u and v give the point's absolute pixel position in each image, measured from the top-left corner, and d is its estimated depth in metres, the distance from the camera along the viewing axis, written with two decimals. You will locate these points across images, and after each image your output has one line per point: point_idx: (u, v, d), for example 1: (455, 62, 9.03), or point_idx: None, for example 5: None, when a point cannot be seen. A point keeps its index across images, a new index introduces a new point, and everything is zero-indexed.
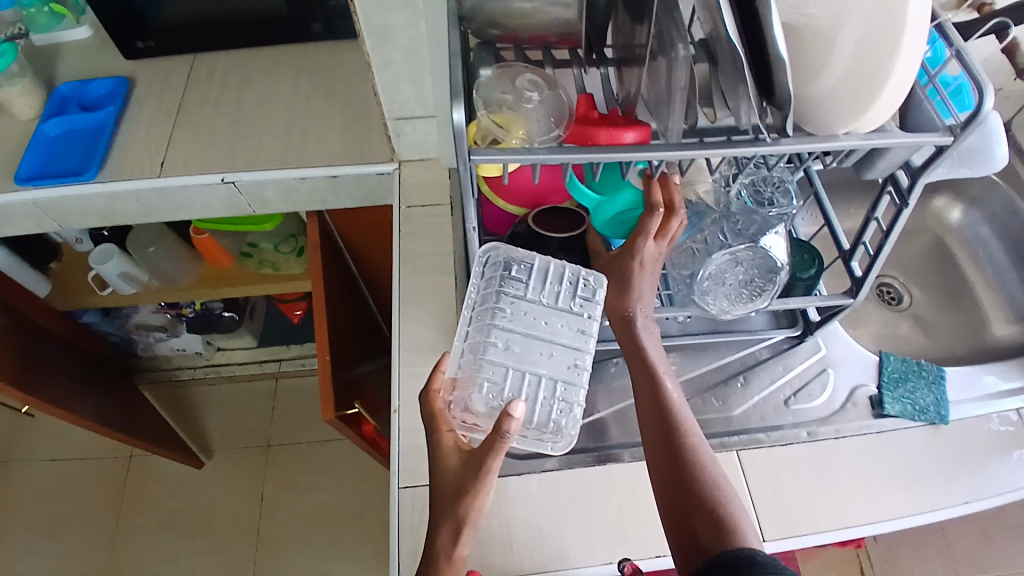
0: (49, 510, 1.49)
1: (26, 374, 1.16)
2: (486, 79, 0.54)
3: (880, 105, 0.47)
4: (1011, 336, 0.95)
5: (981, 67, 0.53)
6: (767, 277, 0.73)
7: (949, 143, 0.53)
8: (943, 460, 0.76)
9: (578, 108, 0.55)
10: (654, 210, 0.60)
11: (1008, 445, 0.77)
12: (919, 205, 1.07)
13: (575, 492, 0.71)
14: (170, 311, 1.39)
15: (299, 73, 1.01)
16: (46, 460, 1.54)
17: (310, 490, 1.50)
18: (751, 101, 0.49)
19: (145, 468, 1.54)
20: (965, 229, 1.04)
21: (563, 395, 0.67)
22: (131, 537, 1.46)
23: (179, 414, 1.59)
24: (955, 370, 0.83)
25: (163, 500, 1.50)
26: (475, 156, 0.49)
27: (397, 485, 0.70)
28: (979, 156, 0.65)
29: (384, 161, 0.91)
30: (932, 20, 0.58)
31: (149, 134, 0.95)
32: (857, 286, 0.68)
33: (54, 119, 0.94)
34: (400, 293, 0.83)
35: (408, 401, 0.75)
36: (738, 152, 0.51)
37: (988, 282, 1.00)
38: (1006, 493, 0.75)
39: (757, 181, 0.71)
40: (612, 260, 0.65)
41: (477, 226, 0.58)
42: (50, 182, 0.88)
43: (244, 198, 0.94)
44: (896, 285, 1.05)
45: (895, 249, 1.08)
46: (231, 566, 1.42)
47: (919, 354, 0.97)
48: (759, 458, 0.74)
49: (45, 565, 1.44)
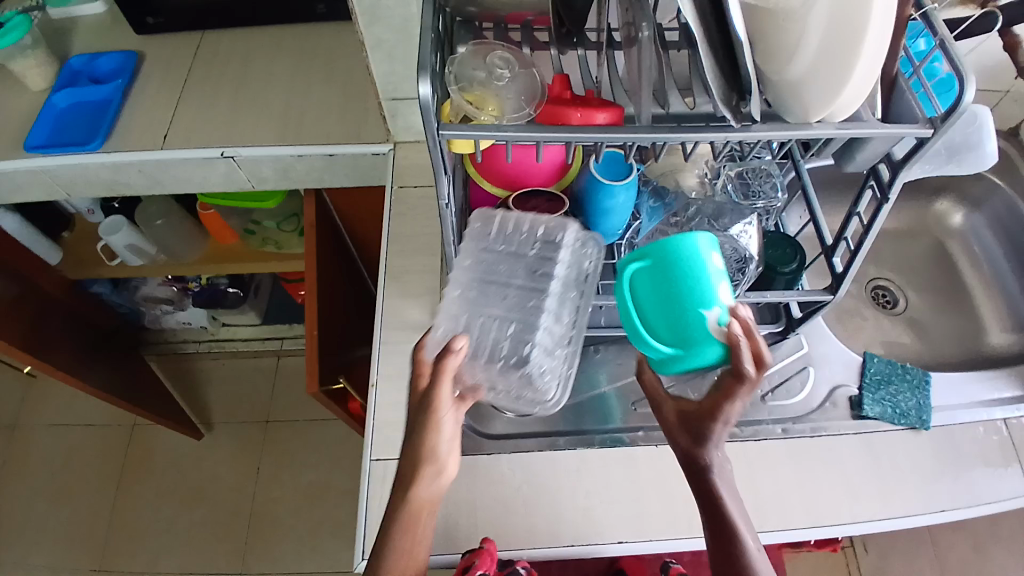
0: (56, 472, 1.54)
1: (34, 339, 1.19)
2: (459, 56, 0.54)
3: (850, 93, 0.46)
4: (1008, 345, 0.93)
5: (965, 60, 0.52)
6: (738, 266, 0.71)
7: (929, 136, 0.52)
8: (923, 465, 0.74)
9: (552, 89, 0.55)
10: (746, 380, 0.50)
11: (993, 454, 0.76)
12: (920, 208, 1.06)
13: (544, 475, 0.71)
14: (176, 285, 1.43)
15: (303, 53, 1.02)
16: (55, 425, 1.59)
17: (305, 468, 1.52)
18: (720, 85, 0.48)
19: (148, 437, 1.58)
20: (967, 234, 1.03)
21: (520, 334, 0.68)
22: (130, 503, 1.50)
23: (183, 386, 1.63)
24: (944, 376, 0.83)
25: (163, 470, 1.53)
26: (443, 131, 0.48)
27: (369, 457, 0.71)
28: (969, 151, 0.65)
29: (381, 142, 0.92)
30: (919, 10, 0.57)
31: (153, 108, 0.97)
32: (837, 282, 0.68)
33: (64, 90, 0.97)
34: (386, 272, 0.84)
35: (386, 377, 0.76)
36: (708, 137, 0.51)
37: (988, 288, 0.98)
38: (986, 503, 0.73)
39: (745, 174, 0.76)
40: (688, 417, 0.56)
41: (450, 203, 0.58)
42: (57, 151, 0.91)
43: (243, 174, 0.96)
44: (892, 288, 1.03)
45: (895, 251, 1.06)
46: (225, 538, 1.45)
47: (912, 358, 0.95)
48: (732, 451, 0.73)
49: (49, 525, 1.49)
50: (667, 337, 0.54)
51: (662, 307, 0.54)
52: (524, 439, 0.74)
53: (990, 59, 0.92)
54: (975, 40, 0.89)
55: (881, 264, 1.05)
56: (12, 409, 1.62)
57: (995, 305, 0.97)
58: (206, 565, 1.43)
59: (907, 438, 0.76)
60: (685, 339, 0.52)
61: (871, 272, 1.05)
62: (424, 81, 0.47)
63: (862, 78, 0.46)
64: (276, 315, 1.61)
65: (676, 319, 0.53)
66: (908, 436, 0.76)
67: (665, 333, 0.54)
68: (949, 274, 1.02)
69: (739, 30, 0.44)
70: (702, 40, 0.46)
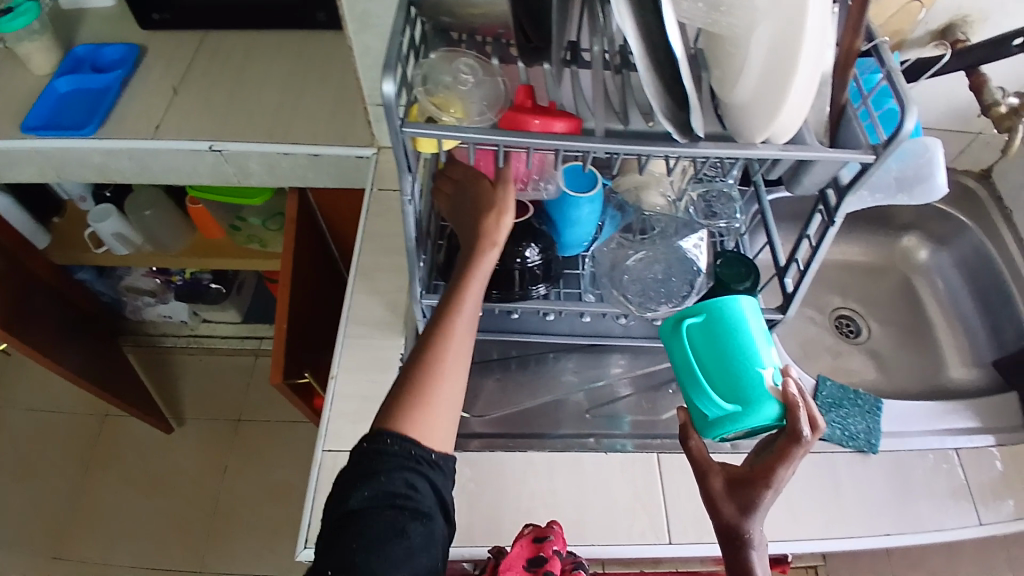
0: (24, 455, 1.54)
1: (16, 318, 1.21)
2: (429, 62, 0.57)
3: (783, 116, 0.50)
4: (968, 380, 0.96)
5: (908, 86, 0.55)
6: (684, 280, 0.77)
7: (872, 161, 0.55)
8: (871, 488, 0.76)
9: (517, 98, 0.57)
10: (801, 437, 0.52)
11: (941, 483, 0.77)
12: (888, 244, 1.10)
13: (494, 473, 0.73)
14: (161, 276, 1.45)
15: (300, 56, 1.06)
16: (28, 408, 1.60)
17: (275, 467, 1.52)
18: (665, 103, 0.51)
19: (119, 427, 1.58)
20: (932, 271, 1.06)
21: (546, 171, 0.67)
22: (96, 492, 1.49)
23: (157, 379, 1.64)
24: (900, 405, 0.84)
25: (132, 460, 1.53)
26: (406, 129, 0.51)
27: (321, 446, 0.73)
28: (920, 182, 0.68)
29: (365, 146, 0.95)
30: (869, 41, 0.61)
31: (150, 98, 1.00)
32: (787, 301, 0.70)
33: (66, 77, 1.00)
34: (359, 268, 0.86)
35: (346, 369, 0.78)
36: (658, 151, 0.54)
37: (950, 325, 1.01)
38: (933, 532, 0.74)
39: (708, 197, 0.78)
40: (733, 481, 0.56)
41: (413, 200, 0.60)
42: (52, 133, 0.94)
43: (230, 168, 0.98)
44: (856, 320, 1.06)
45: (860, 284, 1.09)
46: (187, 532, 1.45)
47: (871, 388, 0.97)
48: (678, 462, 0.75)
49: (12, 508, 1.48)
50: (726, 392, 0.56)
51: (717, 360, 0.57)
52: (478, 438, 0.76)
53: (957, 103, 0.96)
54: (943, 84, 0.92)
55: (847, 296, 1.07)
56: None
57: (955, 342, 1.00)
58: (166, 559, 1.42)
59: (855, 462, 0.78)
60: (745, 394, 0.55)
61: (837, 303, 1.07)
62: (388, 79, 0.49)
63: (797, 96, 0.49)
64: (258, 315, 1.62)
65: (734, 374, 0.56)
66: (857, 459, 0.78)
67: (723, 389, 0.56)
68: (914, 309, 1.05)
69: (681, 43, 0.48)
70: (646, 60, 0.49)
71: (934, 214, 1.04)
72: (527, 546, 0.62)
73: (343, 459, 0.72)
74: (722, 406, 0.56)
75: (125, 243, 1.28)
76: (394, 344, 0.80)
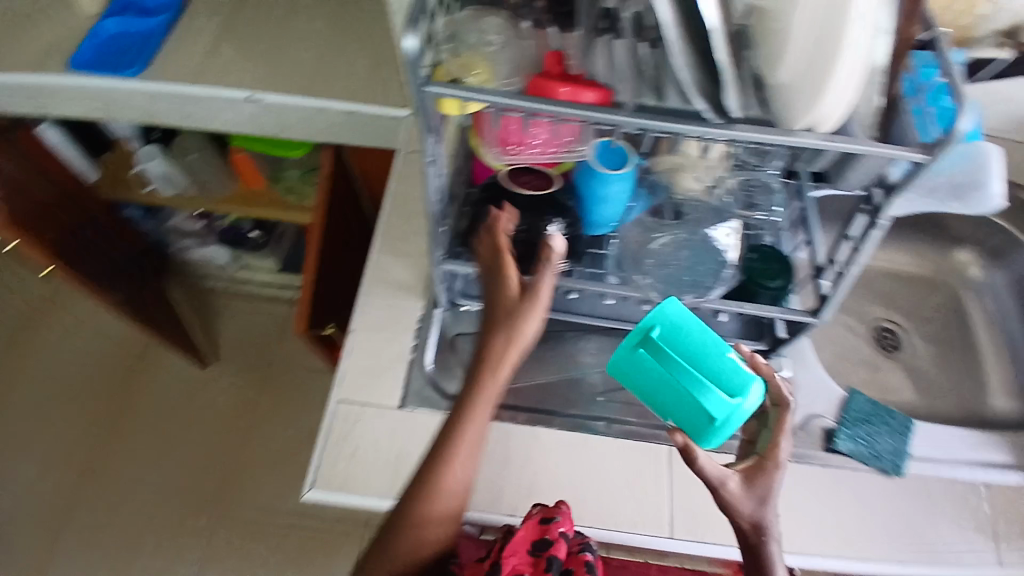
0: (67, 379, 1.63)
1: (67, 250, 1.26)
2: (458, 21, 0.57)
3: (827, 100, 0.47)
4: (1009, 407, 0.90)
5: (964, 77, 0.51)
6: (714, 270, 0.74)
7: (924, 162, 0.50)
8: (888, 511, 0.73)
9: (546, 63, 0.56)
10: (787, 401, 0.58)
11: (966, 514, 0.73)
12: (938, 255, 1.03)
13: (495, 448, 0.73)
14: (202, 220, 1.48)
15: (342, 14, 1.05)
16: (74, 336, 1.68)
17: (297, 416, 1.57)
18: (699, 77, 0.49)
19: (157, 361, 1.65)
20: (985, 288, 0.99)
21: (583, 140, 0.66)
22: (130, 420, 1.57)
23: (199, 318, 1.70)
24: (935, 429, 0.79)
25: (165, 394, 1.60)
26: (426, 88, 0.49)
27: (335, 397, 0.74)
28: (977, 191, 0.63)
29: (401, 107, 0.94)
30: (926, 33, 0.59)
31: (194, 46, 1.01)
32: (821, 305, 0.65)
33: (114, 19, 1.02)
34: (384, 229, 0.89)
35: (365, 325, 0.79)
36: (687, 129, 0.51)
37: (998, 347, 0.95)
38: (956, 567, 0.70)
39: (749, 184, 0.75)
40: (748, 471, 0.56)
41: (434, 161, 0.59)
42: (99, 73, 0.96)
43: (266, 119, 0.99)
44: (898, 333, 1.00)
45: (904, 295, 1.03)
46: (211, 468, 1.51)
47: (902, 405, 0.92)
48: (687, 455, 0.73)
49: (52, 427, 1.57)
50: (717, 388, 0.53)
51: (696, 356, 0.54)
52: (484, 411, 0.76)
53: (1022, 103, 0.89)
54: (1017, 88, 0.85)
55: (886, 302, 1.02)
56: (37, 314, 1.71)
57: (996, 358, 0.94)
58: (193, 493, 1.49)
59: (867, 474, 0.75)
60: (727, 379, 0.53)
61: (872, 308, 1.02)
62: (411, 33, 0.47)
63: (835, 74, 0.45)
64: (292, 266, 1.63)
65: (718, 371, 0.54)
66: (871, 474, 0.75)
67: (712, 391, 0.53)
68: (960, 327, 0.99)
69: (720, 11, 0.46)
70: (678, 29, 0.46)
71: (993, 227, 0.97)
72: (533, 527, 0.62)
73: (354, 412, 0.74)
74: (718, 404, 0.53)
75: (168, 183, 1.31)
76: (412, 305, 0.81)
